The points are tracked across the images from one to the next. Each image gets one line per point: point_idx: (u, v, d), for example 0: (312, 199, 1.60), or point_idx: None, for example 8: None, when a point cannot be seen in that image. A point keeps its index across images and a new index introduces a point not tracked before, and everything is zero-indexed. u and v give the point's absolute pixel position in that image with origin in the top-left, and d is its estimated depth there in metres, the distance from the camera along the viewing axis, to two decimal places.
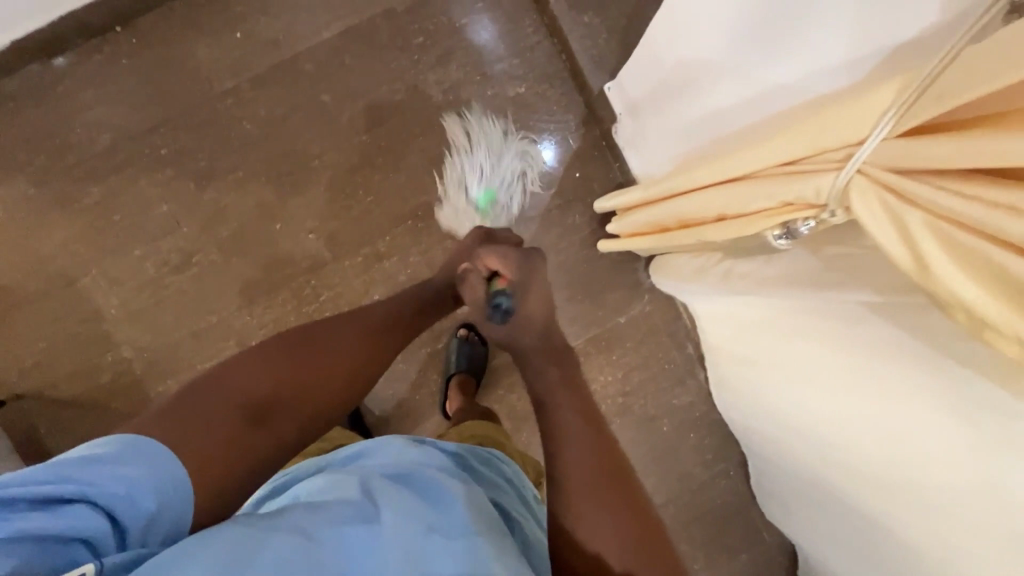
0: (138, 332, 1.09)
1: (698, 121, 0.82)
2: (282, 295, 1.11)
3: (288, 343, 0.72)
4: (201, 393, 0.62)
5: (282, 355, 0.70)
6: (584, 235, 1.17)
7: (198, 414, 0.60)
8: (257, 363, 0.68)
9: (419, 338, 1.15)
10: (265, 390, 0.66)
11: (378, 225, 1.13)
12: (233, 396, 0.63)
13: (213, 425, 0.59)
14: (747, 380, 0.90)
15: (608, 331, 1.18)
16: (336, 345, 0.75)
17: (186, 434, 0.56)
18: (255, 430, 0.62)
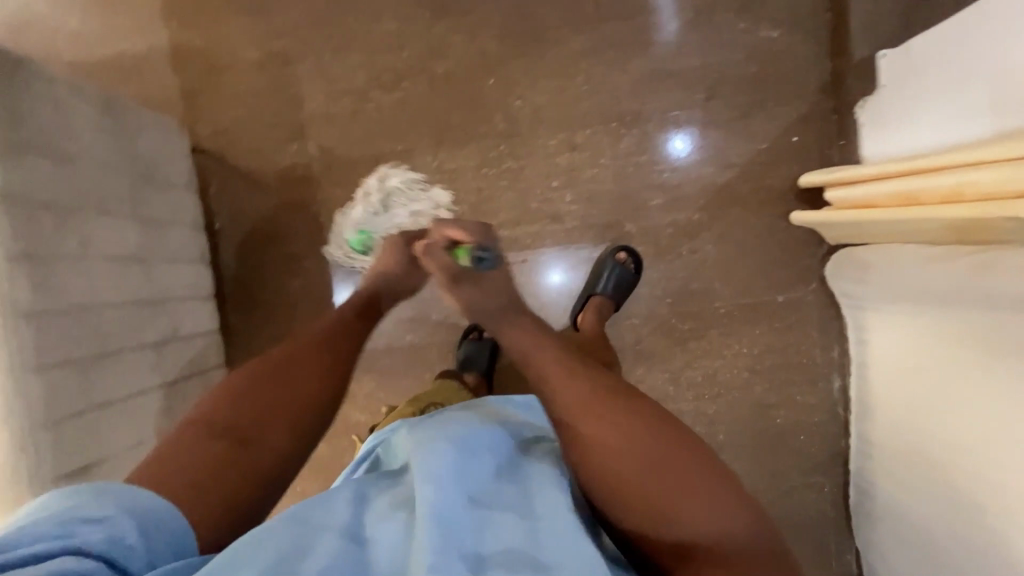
0: (328, 135, 1.11)
1: (965, 109, 0.80)
2: (469, 149, 1.11)
3: (266, 369, 0.72)
4: (197, 438, 0.63)
5: (253, 380, 0.70)
6: (778, 201, 1.11)
7: (214, 423, 0.65)
8: (232, 387, 0.69)
9: (577, 240, 1.13)
10: (280, 407, 0.69)
11: (583, 117, 1.11)
12: (214, 428, 0.65)
13: (199, 432, 0.64)
14: (908, 376, 0.95)
15: (761, 304, 1.13)
16: (320, 352, 0.76)
17: (184, 455, 0.62)
18: (248, 446, 0.65)
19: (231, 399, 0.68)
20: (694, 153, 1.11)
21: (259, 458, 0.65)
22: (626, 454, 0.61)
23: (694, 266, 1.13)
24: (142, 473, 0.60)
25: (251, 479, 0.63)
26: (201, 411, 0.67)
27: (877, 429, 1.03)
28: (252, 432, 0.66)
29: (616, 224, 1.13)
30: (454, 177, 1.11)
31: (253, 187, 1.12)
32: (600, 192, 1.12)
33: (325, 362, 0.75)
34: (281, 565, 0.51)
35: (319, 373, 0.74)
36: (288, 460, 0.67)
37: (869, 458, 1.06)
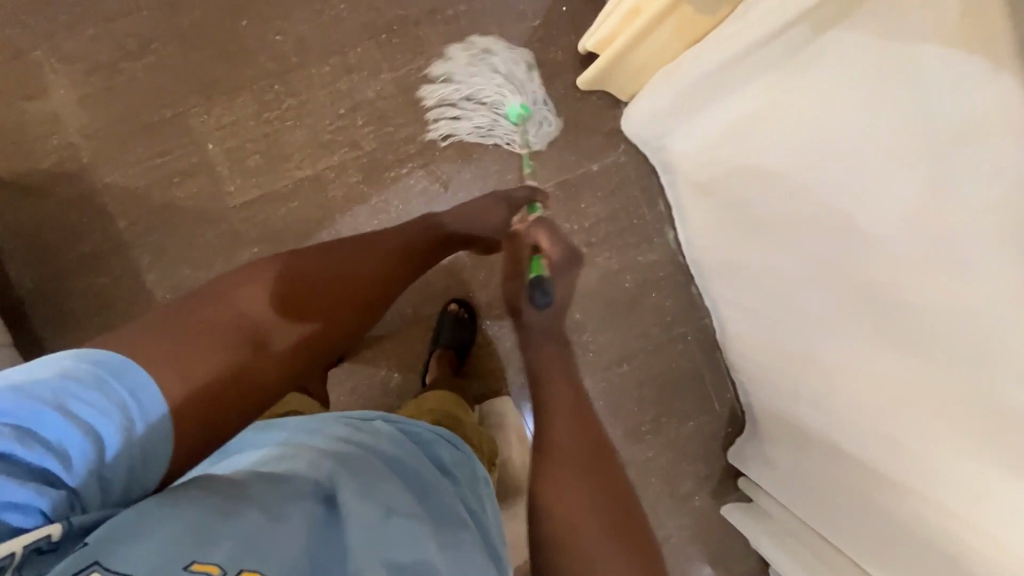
0: (88, 118, 1.04)
1: None
2: (242, 98, 1.07)
3: (302, 277, 0.70)
4: (201, 310, 0.61)
5: (297, 286, 0.69)
6: (564, 72, 1.12)
7: (231, 316, 0.62)
8: (271, 281, 0.67)
9: (382, 162, 1.10)
10: (268, 310, 0.65)
11: (350, 35, 1.08)
12: (245, 321, 0.62)
13: (229, 318, 0.62)
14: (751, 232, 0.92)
15: (579, 177, 1.14)
16: (366, 257, 0.77)
17: (192, 352, 0.56)
18: (264, 350, 0.62)
19: (260, 295, 0.65)
20: (471, 45, 1.10)
21: (264, 367, 0.62)
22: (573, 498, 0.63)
23: (504, 157, 1.12)
24: (158, 340, 0.55)
25: (253, 389, 0.61)
26: (245, 315, 0.63)
27: (709, 252, 1.06)
28: (266, 330, 0.64)
29: (415, 135, 1.10)
30: (236, 130, 1.07)
31: (21, 194, 1.04)
32: (389, 107, 1.10)
33: (362, 298, 0.74)
34: (201, 522, 0.41)
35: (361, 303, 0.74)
36: (291, 373, 0.66)
37: (714, 283, 1.09)
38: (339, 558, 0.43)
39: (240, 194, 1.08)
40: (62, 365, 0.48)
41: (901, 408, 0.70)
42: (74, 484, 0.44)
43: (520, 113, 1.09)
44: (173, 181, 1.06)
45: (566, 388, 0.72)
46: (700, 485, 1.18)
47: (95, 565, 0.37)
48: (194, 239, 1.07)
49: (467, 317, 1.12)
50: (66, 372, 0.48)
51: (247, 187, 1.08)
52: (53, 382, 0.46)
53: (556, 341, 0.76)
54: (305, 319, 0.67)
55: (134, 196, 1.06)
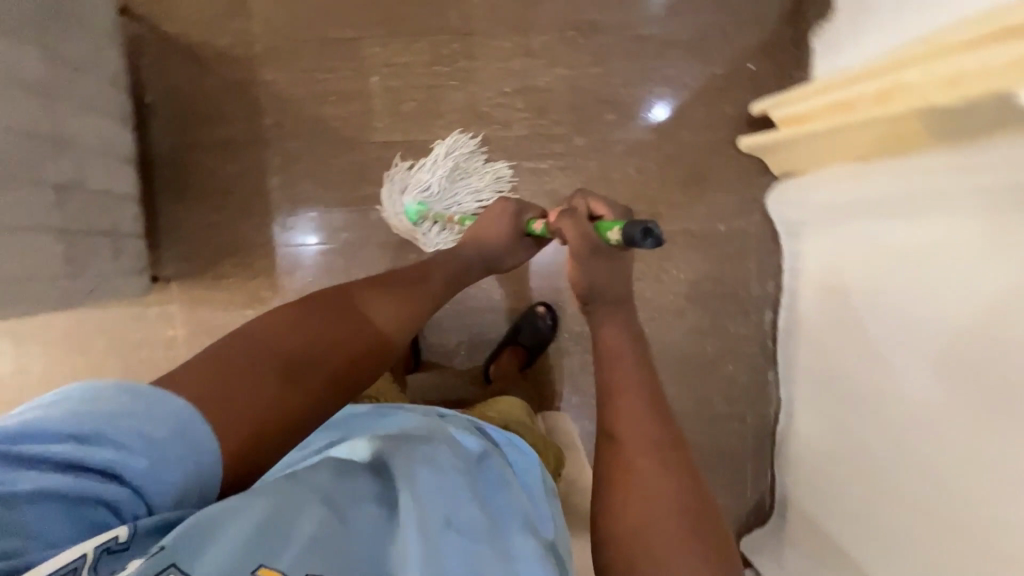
0: (275, 14, 1.06)
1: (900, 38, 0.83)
2: (420, 44, 1.08)
3: (333, 307, 0.61)
4: (241, 344, 0.54)
5: (337, 320, 0.60)
6: (728, 128, 1.11)
7: (261, 349, 0.54)
8: (309, 325, 0.58)
9: (525, 150, 1.11)
10: (298, 341, 0.56)
11: (541, 22, 1.08)
12: (283, 357, 0.54)
13: (254, 355, 0.53)
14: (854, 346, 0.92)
15: (703, 231, 1.13)
16: (415, 277, 0.72)
17: (224, 395, 0.49)
18: (291, 382, 0.53)
19: (287, 330, 0.57)
20: (650, 72, 1.10)
21: (298, 412, 0.53)
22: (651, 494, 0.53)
23: (640, 187, 1.12)
24: (201, 388, 0.49)
25: (294, 432, 0.53)
26: (284, 341, 0.55)
27: (804, 358, 1.07)
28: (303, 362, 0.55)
29: (565, 136, 1.11)
30: (403, 72, 1.08)
31: (189, 61, 1.06)
32: (552, 101, 1.10)
33: (373, 344, 0.61)
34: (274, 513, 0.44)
35: (379, 343, 0.61)
36: (327, 412, 0.56)
37: (796, 385, 1.10)
38: (391, 536, 0.48)
39: (385, 134, 1.09)
40: (90, 388, 0.45)
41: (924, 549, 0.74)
42: (141, 490, 0.43)
43: (415, 211, 1.04)
44: (328, 99, 1.08)
45: (632, 365, 0.65)
46: None
47: (172, 568, 0.38)
48: (328, 160, 1.09)
49: (548, 325, 1.11)
50: (107, 393, 0.45)
51: (394, 129, 1.09)
52: (93, 403, 0.44)
53: (624, 307, 0.72)
54: (328, 363, 0.57)
55: (288, 100, 1.08)
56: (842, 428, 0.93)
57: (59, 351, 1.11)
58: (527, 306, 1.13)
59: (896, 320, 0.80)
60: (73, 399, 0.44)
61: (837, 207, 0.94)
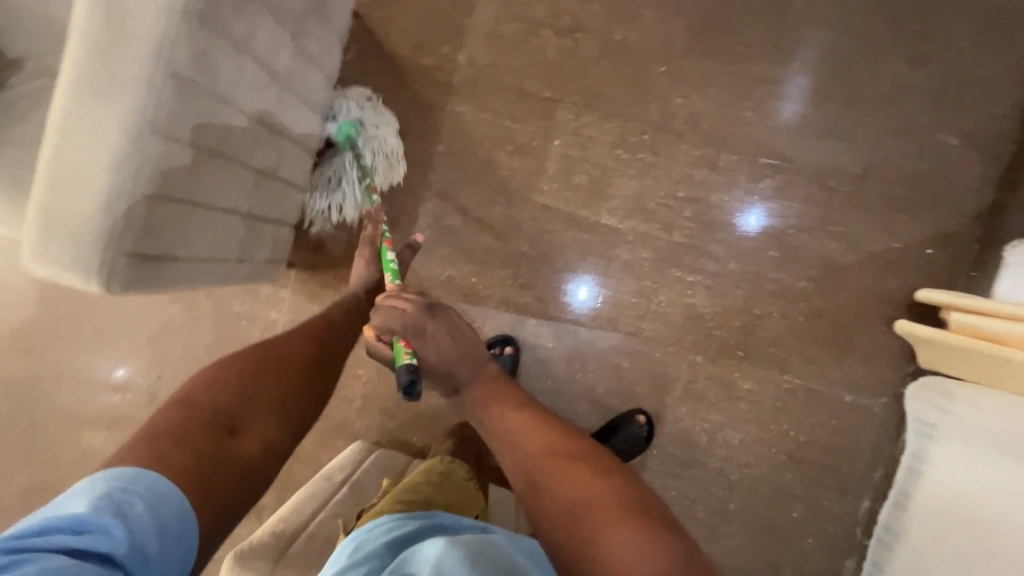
0: (484, 52, 1.06)
1: None
2: (611, 124, 1.06)
3: (255, 362, 0.77)
4: (167, 414, 0.68)
5: (252, 380, 0.75)
6: (887, 303, 1.06)
7: (184, 425, 0.67)
8: (214, 379, 0.73)
9: (677, 257, 1.07)
10: (232, 398, 0.72)
11: (735, 141, 1.06)
12: (195, 417, 0.68)
13: (179, 414, 0.68)
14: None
15: (826, 395, 1.08)
16: (285, 343, 0.81)
17: (174, 446, 0.64)
18: (233, 436, 0.69)
19: (223, 395, 0.72)
20: (825, 223, 1.07)
21: (244, 447, 0.69)
22: (563, 491, 0.68)
23: (778, 331, 1.08)
24: (127, 455, 0.61)
25: (230, 469, 0.66)
26: (207, 415, 0.69)
27: (908, 561, 1.00)
28: (235, 421, 0.71)
29: (720, 257, 1.07)
30: (586, 145, 1.07)
31: (387, 69, 1.06)
32: (719, 220, 1.07)
33: (299, 371, 0.80)
34: None
35: (302, 384, 0.80)
36: (272, 445, 0.72)
37: None
38: None
39: (547, 196, 1.07)
40: (113, 479, 0.57)
41: None
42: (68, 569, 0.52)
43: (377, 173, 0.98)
44: (505, 146, 1.07)
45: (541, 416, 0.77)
46: None
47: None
48: (483, 203, 1.08)
49: (643, 435, 1.07)
50: (106, 488, 0.55)
51: (557, 194, 1.07)
52: (94, 500, 0.54)
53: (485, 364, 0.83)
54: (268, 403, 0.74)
55: (465, 135, 1.07)
56: None
57: (161, 298, 1.11)
58: (627, 410, 1.09)
59: None
60: (82, 488, 0.55)
61: (999, 427, 0.88)
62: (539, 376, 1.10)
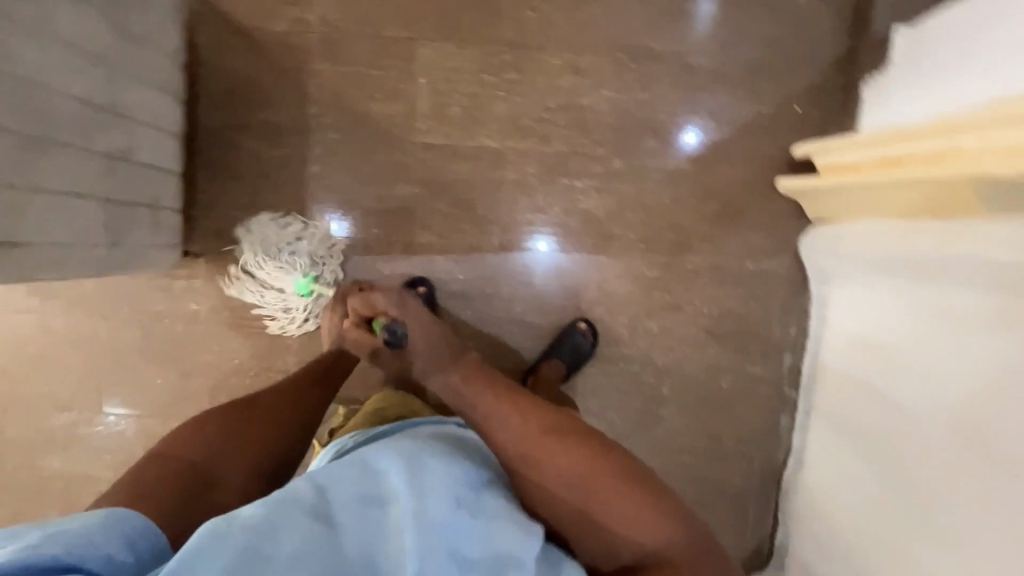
0: (332, 7, 1.07)
1: (964, 82, 0.78)
2: (471, 51, 1.08)
3: (227, 438, 0.78)
4: (157, 464, 0.70)
5: (218, 447, 0.76)
6: (769, 166, 1.10)
7: (165, 476, 0.68)
8: (204, 435, 0.76)
9: (563, 166, 1.11)
10: (219, 453, 0.75)
11: (592, 42, 1.09)
12: (181, 467, 0.70)
13: (163, 465, 0.70)
14: (858, 387, 0.97)
15: (731, 267, 1.13)
16: (259, 412, 0.84)
17: (157, 488, 0.65)
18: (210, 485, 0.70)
19: (187, 452, 0.73)
20: (696, 103, 1.10)
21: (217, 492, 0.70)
22: (556, 443, 0.70)
23: (673, 216, 1.12)
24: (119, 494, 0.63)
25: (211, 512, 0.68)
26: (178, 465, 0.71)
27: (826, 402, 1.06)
28: (203, 474, 0.72)
29: (604, 158, 1.11)
30: (452, 77, 1.09)
31: (242, 43, 1.07)
32: (595, 122, 1.10)
33: (272, 435, 0.81)
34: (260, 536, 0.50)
35: (278, 449, 0.81)
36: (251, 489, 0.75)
37: (816, 429, 1.08)
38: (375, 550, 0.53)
39: (426, 135, 1.10)
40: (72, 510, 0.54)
41: None
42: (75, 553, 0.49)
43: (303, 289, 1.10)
44: (375, 95, 1.09)
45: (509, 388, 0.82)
46: None
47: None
48: (367, 155, 1.10)
49: (586, 344, 1.11)
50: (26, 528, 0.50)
51: (435, 131, 1.10)
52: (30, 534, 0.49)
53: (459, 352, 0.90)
54: (243, 462, 0.76)
55: (334, 92, 1.09)
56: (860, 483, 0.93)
57: (81, 314, 1.13)
58: (566, 324, 1.13)
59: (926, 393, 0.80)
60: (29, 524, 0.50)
61: (871, 250, 0.92)
62: (462, 309, 1.14)
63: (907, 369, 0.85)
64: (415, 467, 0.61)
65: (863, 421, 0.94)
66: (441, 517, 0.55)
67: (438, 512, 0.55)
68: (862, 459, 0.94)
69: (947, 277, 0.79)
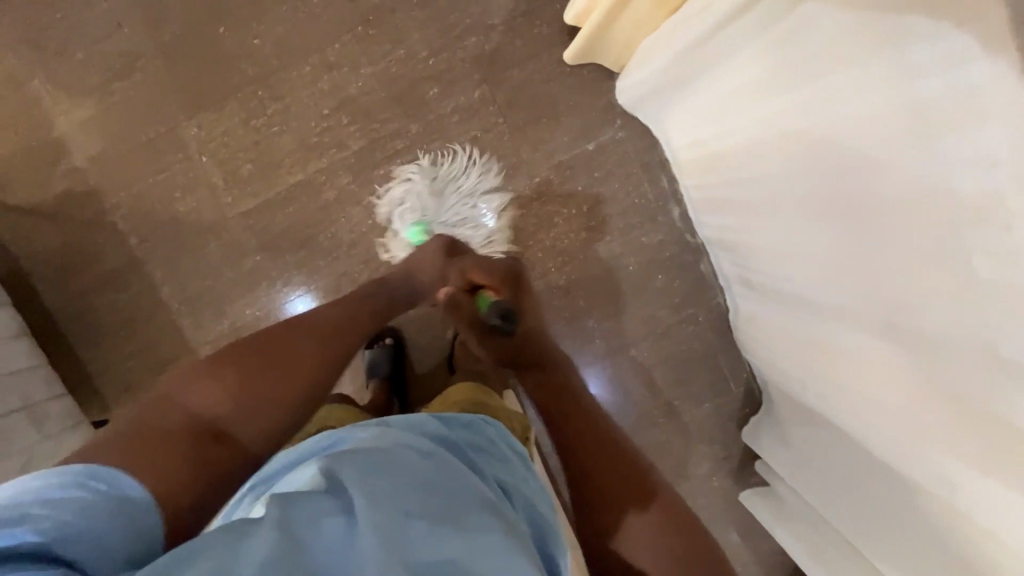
0: (91, 143, 1.09)
1: None
2: (229, 107, 1.07)
3: (249, 361, 0.70)
4: (156, 412, 0.63)
5: (244, 374, 0.69)
6: (551, 48, 1.07)
7: (167, 433, 0.61)
8: (229, 375, 0.68)
9: (371, 159, 1.08)
10: (233, 403, 0.66)
11: (326, 32, 1.06)
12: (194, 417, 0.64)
13: (167, 410, 0.63)
14: (729, 212, 0.87)
15: (575, 158, 1.10)
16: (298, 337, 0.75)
17: (169, 442, 0.60)
18: (219, 442, 0.63)
19: (226, 386, 0.67)
20: (451, 30, 1.06)
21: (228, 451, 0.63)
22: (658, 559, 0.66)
23: (493, 144, 1.08)
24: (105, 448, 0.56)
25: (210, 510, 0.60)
26: (178, 416, 0.63)
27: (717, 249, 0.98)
28: (221, 426, 0.65)
29: (402, 130, 1.08)
30: (227, 140, 1.08)
31: (38, 219, 1.10)
32: (373, 103, 1.07)
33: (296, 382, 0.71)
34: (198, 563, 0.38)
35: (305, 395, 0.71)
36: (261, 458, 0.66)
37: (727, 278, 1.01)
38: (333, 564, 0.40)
39: (239, 204, 1.10)
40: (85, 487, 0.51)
41: (885, 423, 0.64)
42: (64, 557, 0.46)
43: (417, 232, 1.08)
44: (175, 196, 1.10)
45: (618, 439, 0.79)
46: (721, 461, 1.18)
47: None
48: (202, 251, 1.11)
49: None
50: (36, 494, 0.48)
51: (244, 196, 1.10)
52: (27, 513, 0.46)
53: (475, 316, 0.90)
54: (264, 406, 0.68)
55: (141, 214, 1.10)
56: (779, 309, 0.83)
57: None
58: None
59: (787, 181, 0.69)
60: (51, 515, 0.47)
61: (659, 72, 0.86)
62: None
63: (795, 188, 0.68)
64: (372, 474, 0.46)
65: (747, 248, 0.85)
66: (397, 528, 0.42)
67: (391, 523, 0.42)
68: (789, 297, 0.78)
69: (783, 84, 0.67)
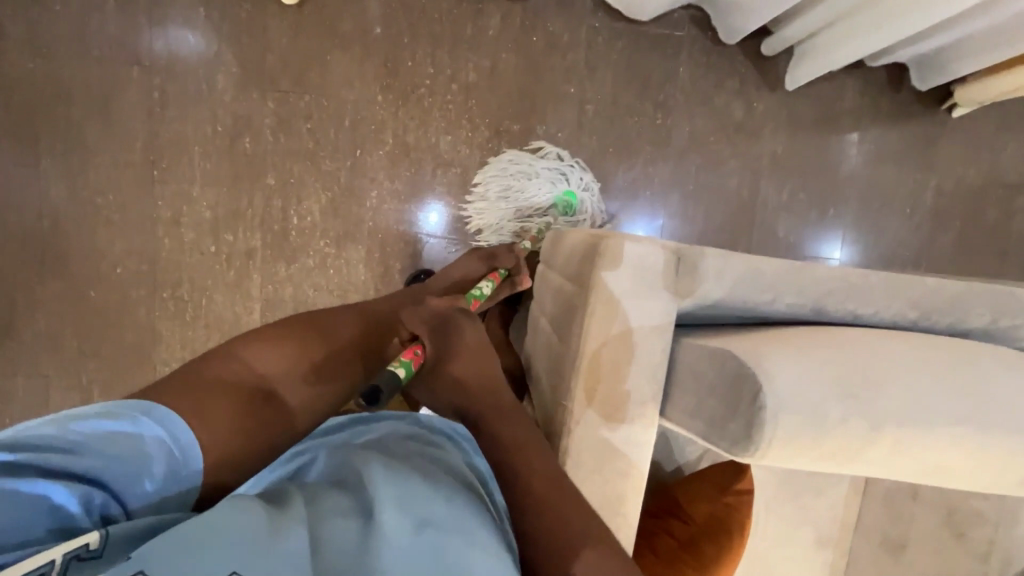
0: None
1: None
2: (164, 328, 1.07)
3: (307, 339, 0.60)
4: (210, 368, 0.51)
5: (303, 351, 0.59)
6: (267, 10, 1.01)
7: (235, 381, 0.51)
8: (285, 351, 0.58)
9: (278, 232, 1.07)
10: (279, 371, 0.55)
11: (143, 204, 1.04)
12: (245, 375, 0.52)
13: (236, 376, 0.52)
14: None
15: (381, 51, 1.04)
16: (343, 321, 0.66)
17: (219, 409, 0.48)
18: (269, 403, 0.52)
19: (292, 356, 0.58)
20: (202, 89, 1.02)
21: (270, 421, 0.52)
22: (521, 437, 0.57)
23: (324, 117, 1.04)
24: (182, 389, 0.48)
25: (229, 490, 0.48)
26: (242, 368, 0.53)
27: None
28: (276, 389, 0.54)
29: (270, 192, 1.06)
30: (190, 347, 1.08)
31: None
32: (228, 201, 1.05)
33: (338, 363, 0.61)
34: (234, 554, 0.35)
35: (340, 377, 0.60)
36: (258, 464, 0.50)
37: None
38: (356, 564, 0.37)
39: None
40: (143, 406, 0.44)
41: None
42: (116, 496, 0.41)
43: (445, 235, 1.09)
44: None
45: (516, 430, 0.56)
46: (745, 84, 1.11)
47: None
48: None
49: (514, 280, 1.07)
50: (103, 420, 0.42)
51: None
52: (92, 447, 0.41)
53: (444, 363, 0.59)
54: (314, 383, 0.57)
55: None
56: None
57: None
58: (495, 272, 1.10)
59: None
60: (129, 457, 0.41)
61: None
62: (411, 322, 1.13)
63: None
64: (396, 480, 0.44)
65: None
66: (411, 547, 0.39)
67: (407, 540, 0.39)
68: None
69: None
